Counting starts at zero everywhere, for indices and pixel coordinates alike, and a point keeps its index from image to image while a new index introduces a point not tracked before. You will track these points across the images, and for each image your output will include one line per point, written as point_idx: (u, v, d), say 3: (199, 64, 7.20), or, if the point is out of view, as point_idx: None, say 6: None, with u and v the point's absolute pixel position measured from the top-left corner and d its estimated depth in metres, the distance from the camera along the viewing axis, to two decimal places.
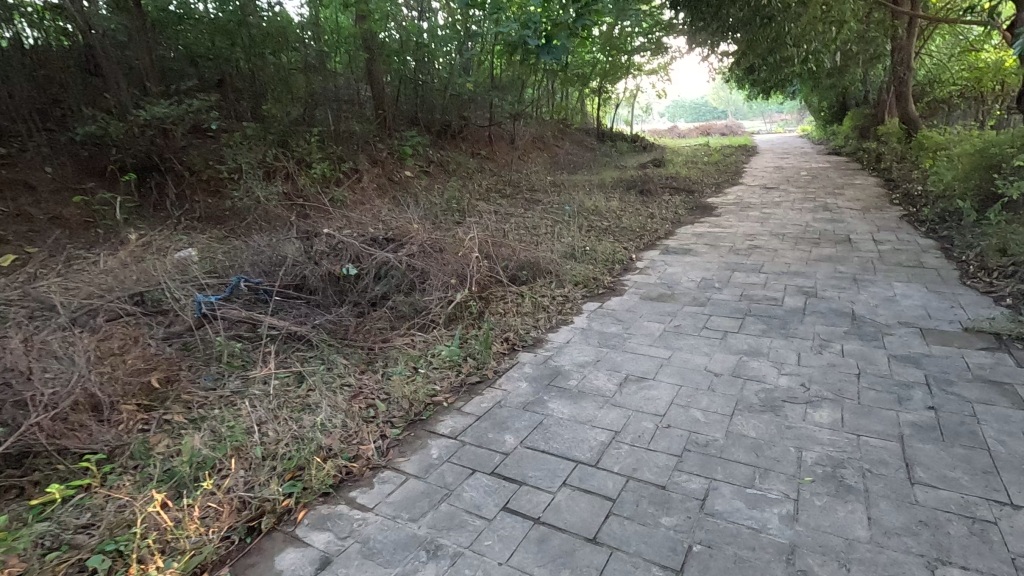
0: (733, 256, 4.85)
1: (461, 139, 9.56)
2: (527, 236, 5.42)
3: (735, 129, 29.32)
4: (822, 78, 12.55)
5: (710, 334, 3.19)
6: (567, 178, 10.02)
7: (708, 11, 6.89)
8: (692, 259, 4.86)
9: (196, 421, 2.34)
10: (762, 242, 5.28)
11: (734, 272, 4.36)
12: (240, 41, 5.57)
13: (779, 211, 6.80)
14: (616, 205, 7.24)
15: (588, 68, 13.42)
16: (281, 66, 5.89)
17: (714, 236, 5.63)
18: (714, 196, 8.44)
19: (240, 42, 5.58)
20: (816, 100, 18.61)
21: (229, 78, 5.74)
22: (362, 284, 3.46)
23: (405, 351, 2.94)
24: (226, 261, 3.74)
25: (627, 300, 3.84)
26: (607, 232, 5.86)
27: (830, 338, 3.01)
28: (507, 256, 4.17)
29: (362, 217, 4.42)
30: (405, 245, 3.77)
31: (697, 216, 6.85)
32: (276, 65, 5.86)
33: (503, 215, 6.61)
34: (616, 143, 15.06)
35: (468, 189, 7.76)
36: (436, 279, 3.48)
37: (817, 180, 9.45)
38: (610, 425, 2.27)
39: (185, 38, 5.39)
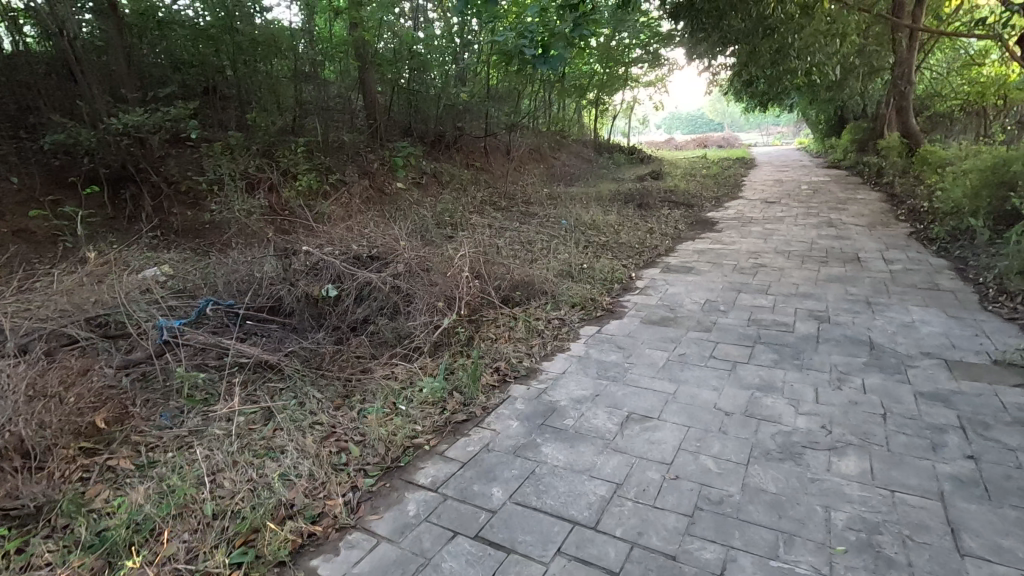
0: (737, 276, 4.63)
1: (456, 149, 9.37)
2: (522, 253, 5.19)
3: (731, 141, 29.33)
4: (821, 91, 12.45)
5: (718, 364, 2.94)
6: (564, 190, 9.83)
7: (709, 22, 6.70)
8: (694, 277, 4.64)
9: (144, 468, 2.08)
10: (766, 260, 5.06)
11: (739, 293, 4.13)
12: (228, 47, 5.38)
13: (782, 227, 6.61)
14: (614, 219, 7.04)
15: (585, 79, 13.30)
16: (271, 72, 5.73)
17: (716, 253, 5.42)
18: (714, 210, 8.26)
19: (230, 48, 5.39)
20: (814, 113, 18.57)
21: (213, 85, 5.56)
22: (342, 306, 3.21)
23: (385, 383, 2.68)
24: (197, 280, 3.48)
25: (628, 324, 3.60)
26: (605, 248, 5.64)
27: (848, 370, 2.77)
28: (500, 276, 3.93)
29: (347, 233, 4.18)
30: (390, 265, 3.52)
31: (697, 231, 6.64)
32: (267, 74, 5.70)
33: (498, 229, 6.38)
34: (613, 155, 14.92)
35: (462, 202, 7.54)
36: (422, 302, 3.24)
37: (818, 194, 9.29)
38: (611, 476, 2.01)
39: (167, 43, 5.18)
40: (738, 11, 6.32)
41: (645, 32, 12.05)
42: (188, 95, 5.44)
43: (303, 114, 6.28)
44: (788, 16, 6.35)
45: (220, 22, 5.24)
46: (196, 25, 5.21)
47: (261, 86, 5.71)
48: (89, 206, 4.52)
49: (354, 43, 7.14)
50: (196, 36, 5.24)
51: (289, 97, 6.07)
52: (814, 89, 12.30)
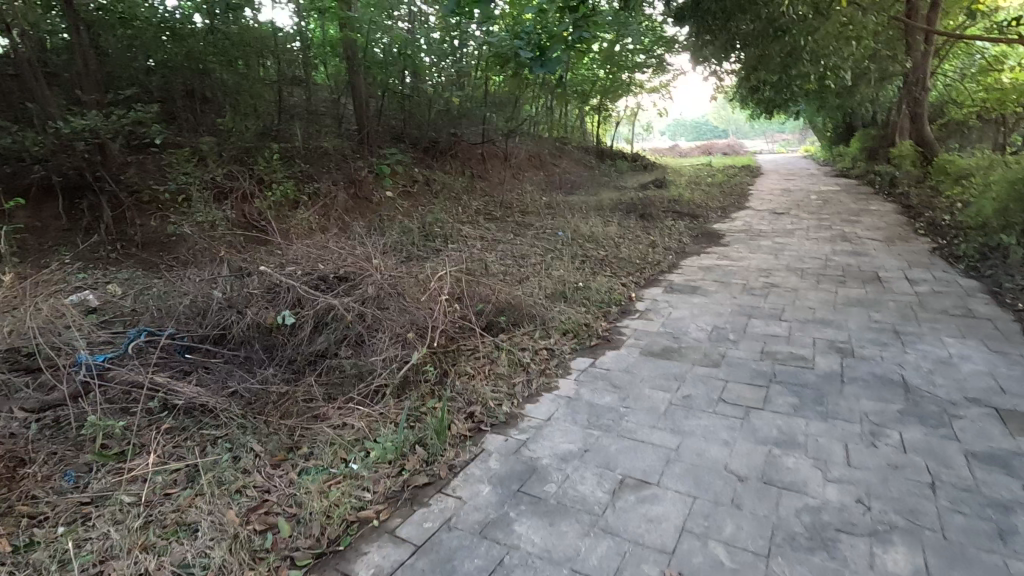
0: (747, 297, 4.23)
1: (452, 156, 9.02)
2: (512, 270, 4.80)
3: (737, 148, 28.99)
4: (831, 98, 12.05)
5: (728, 409, 2.53)
6: (564, 199, 9.45)
7: (716, 23, 6.29)
8: (699, 299, 4.25)
9: (21, 552, 1.68)
10: (777, 279, 4.66)
11: (750, 319, 3.73)
12: (206, 49, 5.12)
13: (793, 241, 6.20)
14: (614, 231, 6.65)
15: (587, 84, 12.96)
16: (253, 76, 5.52)
17: (723, 271, 5.02)
18: (721, 221, 7.86)
19: (212, 52, 5.16)
20: (822, 120, 18.17)
21: (192, 87, 5.24)
22: (298, 337, 2.82)
23: (336, 433, 2.28)
24: (142, 306, 3.11)
25: (625, 356, 3.20)
26: (603, 264, 5.25)
27: (882, 421, 2.35)
28: (483, 299, 3.54)
29: (316, 250, 3.79)
30: (357, 289, 3.13)
31: (703, 244, 6.25)
32: (249, 77, 5.46)
33: (490, 243, 6.01)
34: (615, 162, 14.58)
35: (454, 213, 7.17)
36: (389, 332, 2.84)
37: (829, 205, 8.89)
38: (597, 572, 1.61)
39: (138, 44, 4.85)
40: (747, 11, 5.93)
41: (649, 36, 11.70)
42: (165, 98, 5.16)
43: (284, 119, 5.98)
44: (801, 17, 5.95)
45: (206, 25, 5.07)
46: (174, 24, 4.91)
47: (243, 89, 5.43)
48: (40, 217, 4.16)
49: (342, 43, 6.80)
50: (174, 37, 4.97)
51: (270, 102, 5.80)
52: (823, 95, 11.92)
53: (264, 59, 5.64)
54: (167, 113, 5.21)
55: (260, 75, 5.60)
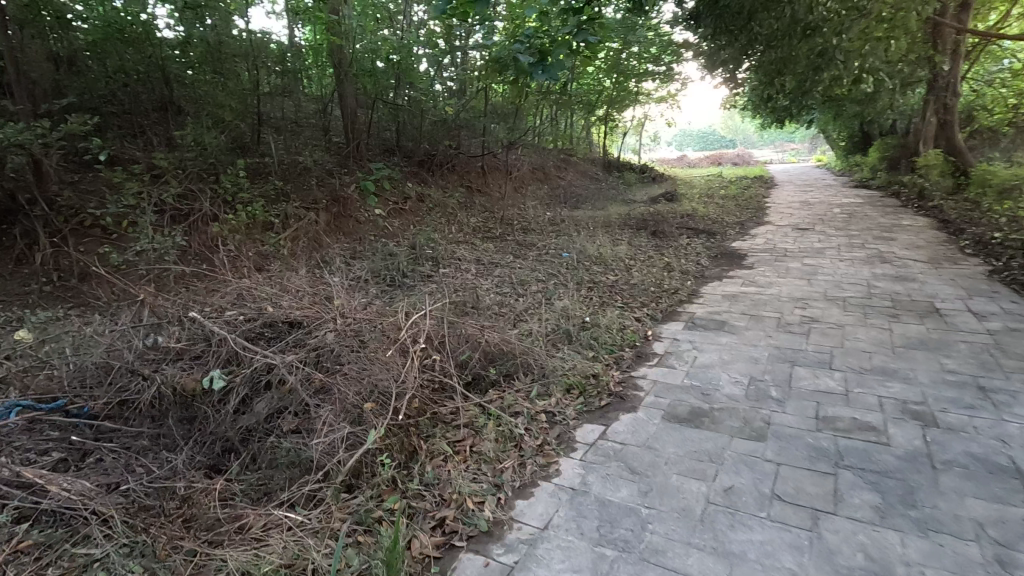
0: (785, 336, 3.57)
1: (450, 170, 8.47)
2: (509, 304, 4.19)
3: (746, 158, 28.35)
4: (850, 105, 11.44)
5: (789, 513, 1.87)
6: (568, 215, 8.87)
7: (736, 22, 5.79)
8: (727, 338, 3.59)
9: None
10: (816, 311, 4.01)
11: (793, 367, 3.08)
12: (176, 60, 4.72)
13: (824, 262, 5.55)
14: (623, 252, 6.04)
15: (593, 94, 12.43)
16: (231, 85, 5.02)
17: (751, 301, 4.37)
18: (740, 238, 7.23)
19: (187, 62, 4.76)
20: (836, 129, 17.55)
21: (161, 97, 4.77)
22: (225, 408, 2.21)
23: (250, 560, 1.64)
24: (43, 363, 2.51)
25: (643, 423, 2.56)
26: (614, 293, 4.64)
27: (1010, 540, 1.69)
28: (468, 348, 2.93)
29: (272, 288, 3.19)
30: (309, 341, 2.52)
31: (723, 267, 5.62)
32: (226, 87, 4.96)
33: (486, 267, 5.40)
34: (623, 174, 14.02)
35: (449, 233, 6.58)
36: (342, 400, 2.22)
37: (855, 219, 8.23)
38: None
39: (103, 51, 4.37)
40: (771, 9, 5.32)
41: (657, 43, 11.19)
42: (130, 110, 4.68)
43: (263, 131, 5.47)
44: (832, 13, 5.32)
45: (187, 35, 4.68)
46: (143, 30, 4.48)
47: (220, 100, 4.90)
48: None
49: (327, 48, 6.22)
50: (144, 44, 4.53)
51: (250, 113, 5.29)
52: (841, 103, 11.31)
53: (245, 70, 5.18)
54: (134, 125, 4.71)
55: (240, 85, 5.08)
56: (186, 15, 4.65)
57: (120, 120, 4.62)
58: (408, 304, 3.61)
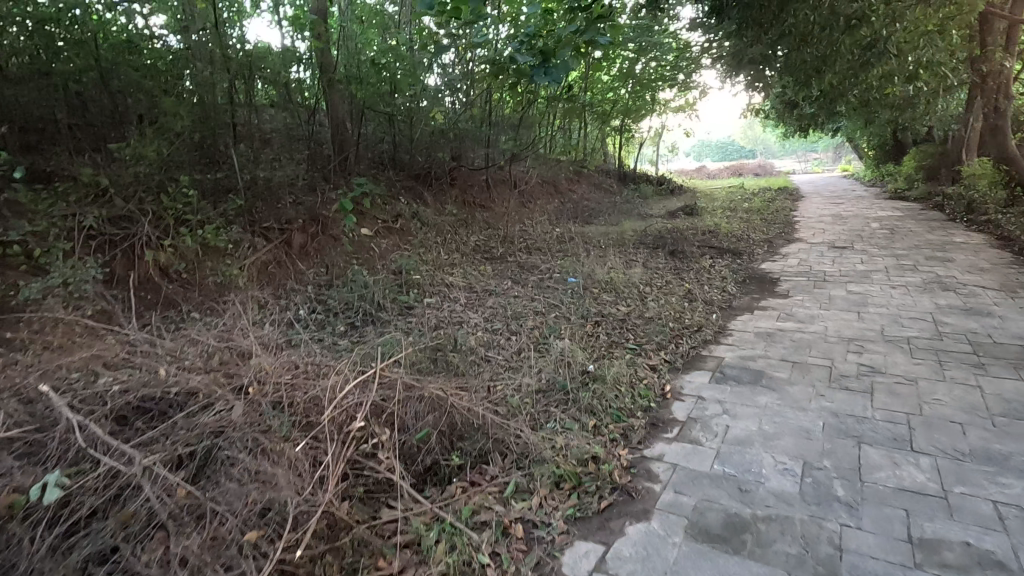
0: (842, 396, 2.79)
1: (450, 184, 7.86)
2: (495, 352, 3.49)
3: (769, 169, 27.43)
4: (884, 111, 10.63)
5: None
6: (579, 232, 8.18)
7: (766, 15, 5.03)
8: (765, 398, 2.82)
9: None
10: (875, 359, 3.23)
11: (859, 447, 2.31)
12: (138, 66, 4.15)
13: (872, 290, 4.76)
14: (638, 276, 5.33)
15: (607, 106, 11.88)
16: (199, 96, 4.40)
17: (790, 342, 3.60)
18: (770, 259, 6.46)
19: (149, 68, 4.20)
20: (865, 138, 16.69)
21: (122, 108, 4.20)
22: (49, 533, 1.50)
23: None
24: None
25: (658, 540, 1.82)
26: (625, 331, 3.93)
27: None
28: (426, 423, 2.24)
29: (184, 344, 2.52)
30: (198, 424, 1.84)
31: (754, 294, 4.88)
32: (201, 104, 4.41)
33: (478, 297, 4.72)
34: (640, 186, 13.34)
35: (443, 256, 5.94)
36: (216, 527, 1.53)
37: (899, 235, 7.41)
38: None
39: (72, 57, 3.85)
40: None
41: (675, 48, 10.57)
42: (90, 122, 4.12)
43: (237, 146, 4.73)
44: (880, 1, 4.58)
45: (178, 47, 4.31)
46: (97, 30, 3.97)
47: (174, 110, 4.16)
48: None
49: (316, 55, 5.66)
50: (101, 47, 4.00)
51: (226, 131, 4.59)
52: (874, 109, 10.50)
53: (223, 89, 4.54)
54: (96, 138, 4.16)
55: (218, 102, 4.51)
56: (176, 21, 4.24)
57: (76, 132, 4.06)
58: (365, 355, 2.94)
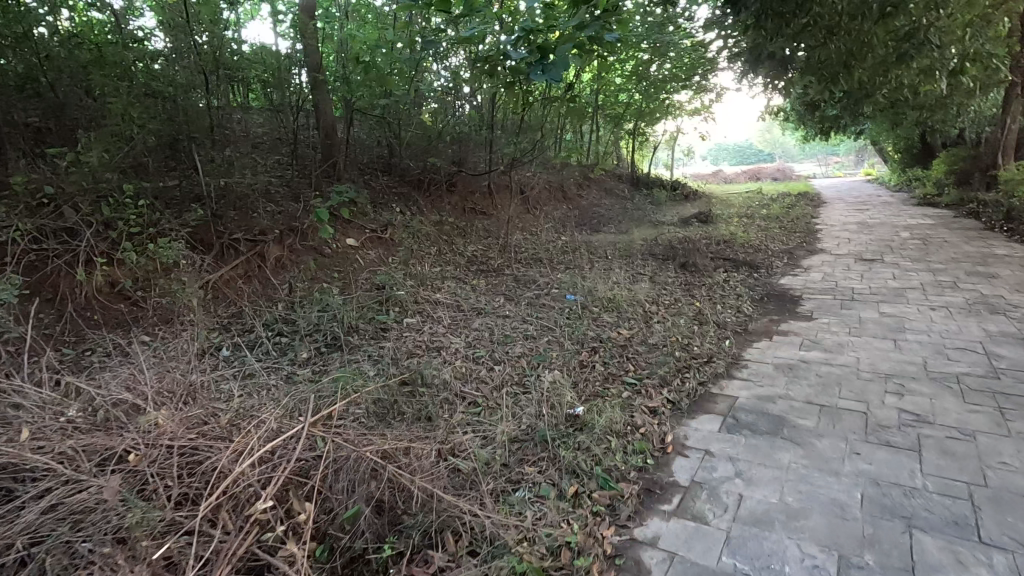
0: (882, 456, 2.28)
1: (448, 191, 7.46)
2: (471, 389, 3.04)
3: (788, 172, 26.64)
4: (913, 112, 9.97)
5: None
6: (585, 241, 7.70)
7: (788, 5, 4.50)
8: (787, 455, 2.32)
9: None
10: (920, 404, 2.71)
11: (910, 534, 1.81)
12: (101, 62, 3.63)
13: (909, 311, 4.22)
14: (643, 293, 4.85)
15: (619, 108, 11.43)
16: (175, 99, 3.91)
17: (816, 378, 3.10)
18: (790, 272, 5.92)
19: (111, 66, 3.66)
20: (891, 141, 15.96)
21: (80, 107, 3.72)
22: None
23: None
24: None
25: None
26: (623, 360, 3.47)
27: None
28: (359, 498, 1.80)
29: (81, 393, 2.11)
30: (43, 515, 1.47)
31: (772, 315, 4.38)
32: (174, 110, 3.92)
33: (464, 317, 4.28)
34: (653, 191, 12.85)
35: (433, 269, 5.51)
36: None
37: (933, 246, 6.81)
38: None
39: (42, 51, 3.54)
40: None
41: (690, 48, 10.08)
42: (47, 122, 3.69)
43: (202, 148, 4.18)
44: None
45: (164, 53, 3.89)
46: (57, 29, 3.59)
47: (122, 109, 3.59)
48: None
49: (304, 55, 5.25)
50: (63, 48, 3.60)
51: (198, 134, 4.10)
52: (902, 111, 9.88)
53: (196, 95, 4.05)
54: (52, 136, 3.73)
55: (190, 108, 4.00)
56: (169, 26, 3.88)
57: (43, 137, 3.69)
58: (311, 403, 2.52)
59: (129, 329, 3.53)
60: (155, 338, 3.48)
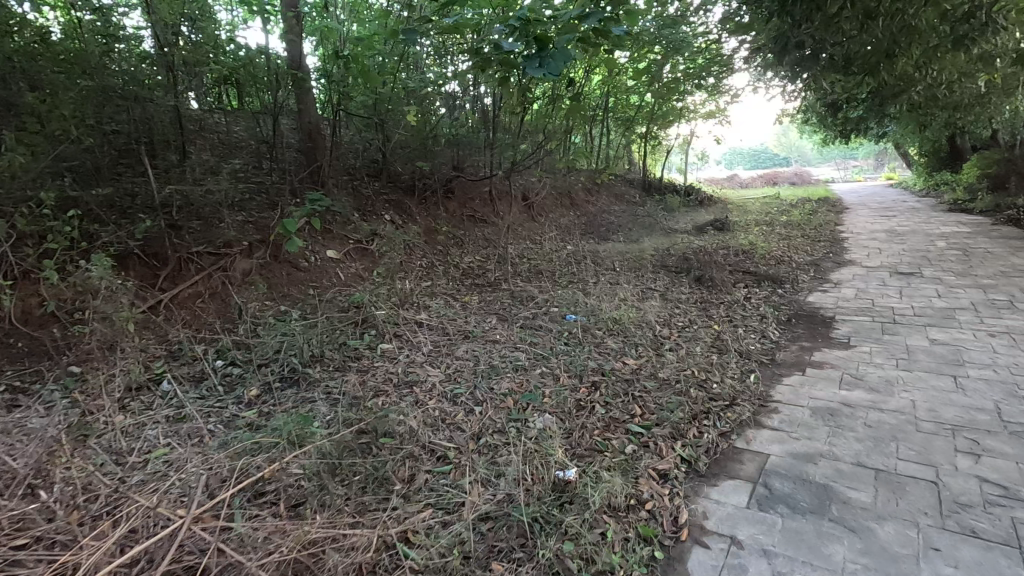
0: (968, 555, 1.72)
1: (445, 198, 6.98)
2: (442, 441, 2.52)
3: (804, 176, 25.76)
4: (945, 113, 9.32)
5: None
6: (592, 250, 7.15)
7: None
8: (841, 550, 1.76)
9: None
10: (1006, 472, 2.13)
11: None
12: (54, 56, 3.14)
13: (964, 338, 3.62)
14: (655, 312, 4.31)
15: (630, 111, 10.92)
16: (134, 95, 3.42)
17: (865, 428, 2.53)
18: (818, 287, 5.33)
19: (75, 66, 3.19)
20: (916, 144, 15.22)
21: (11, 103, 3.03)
22: None
23: None
24: None
25: None
26: (628, 399, 2.93)
27: None
28: None
29: None
30: None
31: (802, 341, 3.81)
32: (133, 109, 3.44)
33: (448, 342, 3.75)
34: (666, 197, 12.28)
35: (421, 285, 5.01)
36: None
37: (976, 258, 6.18)
38: None
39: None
40: None
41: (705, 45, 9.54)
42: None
43: (159, 157, 3.72)
44: None
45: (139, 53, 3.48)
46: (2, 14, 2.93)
47: (76, 114, 3.15)
48: None
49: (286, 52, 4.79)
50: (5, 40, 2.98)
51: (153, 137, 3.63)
52: (933, 112, 9.27)
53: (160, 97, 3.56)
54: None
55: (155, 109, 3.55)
56: (159, 19, 3.50)
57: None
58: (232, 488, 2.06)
59: (57, 359, 3.04)
60: (87, 367, 3.01)
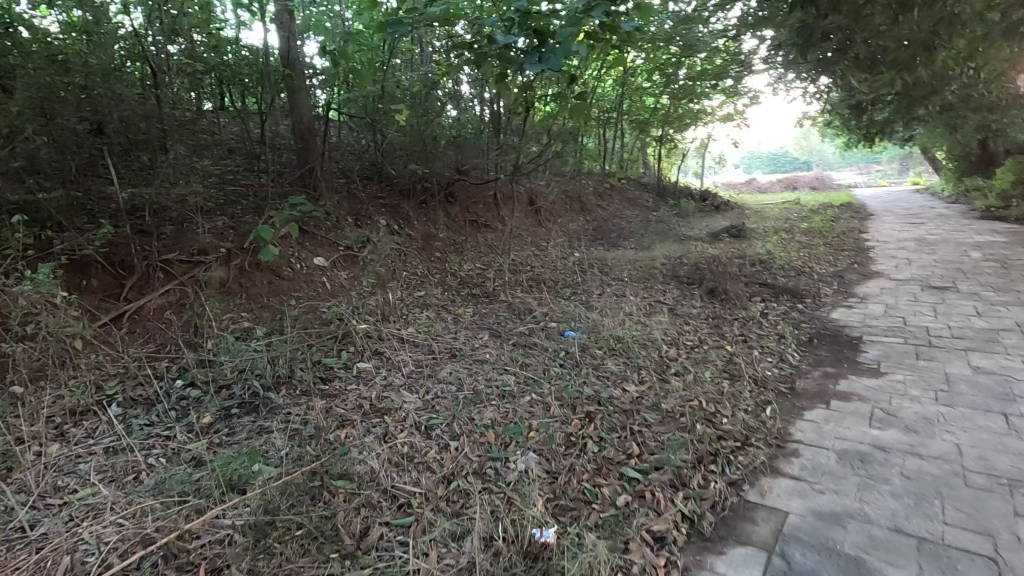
0: None
1: (447, 201, 6.68)
2: (407, 485, 2.18)
3: (826, 181, 25.02)
4: (978, 116, 8.79)
5: None
6: (599, 258, 6.78)
7: None
8: None
9: None
10: None
11: None
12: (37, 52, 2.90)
13: (1013, 367, 3.19)
14: (662, 330, 3.94)
15: (644, 113, 10.53)
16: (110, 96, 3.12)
17: (903, 480, 2.15)
18: (843, 302, 4.90)
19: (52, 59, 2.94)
20: (945, 148, 14.56)
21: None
22: None
23: None
24: None
25: None
26: (625, 434, 2.57)
27: None
28: None
29: None
30: None
31: (826, 366, 3.41)
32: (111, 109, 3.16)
33: (431, 361, 3.41)
34: (681, 202, 11.86)
35: (412, 295, 4.70)
36: None
37: (1016, 271, 5.68)
38: None
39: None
40: None
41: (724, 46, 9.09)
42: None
43: (132, 155, 3.33)
44: None
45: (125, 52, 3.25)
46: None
47: (33, 105, 2.83)
48: None
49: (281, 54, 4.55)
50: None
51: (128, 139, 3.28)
52: (966, 114, 8.75)
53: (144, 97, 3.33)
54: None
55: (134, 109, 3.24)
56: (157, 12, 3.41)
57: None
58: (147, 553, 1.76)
59: None
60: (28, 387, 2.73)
